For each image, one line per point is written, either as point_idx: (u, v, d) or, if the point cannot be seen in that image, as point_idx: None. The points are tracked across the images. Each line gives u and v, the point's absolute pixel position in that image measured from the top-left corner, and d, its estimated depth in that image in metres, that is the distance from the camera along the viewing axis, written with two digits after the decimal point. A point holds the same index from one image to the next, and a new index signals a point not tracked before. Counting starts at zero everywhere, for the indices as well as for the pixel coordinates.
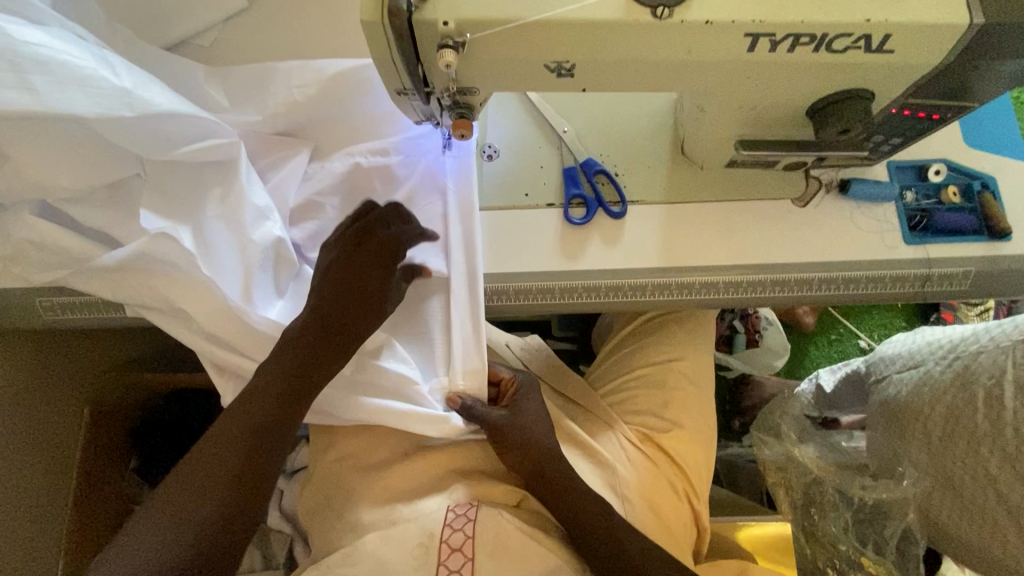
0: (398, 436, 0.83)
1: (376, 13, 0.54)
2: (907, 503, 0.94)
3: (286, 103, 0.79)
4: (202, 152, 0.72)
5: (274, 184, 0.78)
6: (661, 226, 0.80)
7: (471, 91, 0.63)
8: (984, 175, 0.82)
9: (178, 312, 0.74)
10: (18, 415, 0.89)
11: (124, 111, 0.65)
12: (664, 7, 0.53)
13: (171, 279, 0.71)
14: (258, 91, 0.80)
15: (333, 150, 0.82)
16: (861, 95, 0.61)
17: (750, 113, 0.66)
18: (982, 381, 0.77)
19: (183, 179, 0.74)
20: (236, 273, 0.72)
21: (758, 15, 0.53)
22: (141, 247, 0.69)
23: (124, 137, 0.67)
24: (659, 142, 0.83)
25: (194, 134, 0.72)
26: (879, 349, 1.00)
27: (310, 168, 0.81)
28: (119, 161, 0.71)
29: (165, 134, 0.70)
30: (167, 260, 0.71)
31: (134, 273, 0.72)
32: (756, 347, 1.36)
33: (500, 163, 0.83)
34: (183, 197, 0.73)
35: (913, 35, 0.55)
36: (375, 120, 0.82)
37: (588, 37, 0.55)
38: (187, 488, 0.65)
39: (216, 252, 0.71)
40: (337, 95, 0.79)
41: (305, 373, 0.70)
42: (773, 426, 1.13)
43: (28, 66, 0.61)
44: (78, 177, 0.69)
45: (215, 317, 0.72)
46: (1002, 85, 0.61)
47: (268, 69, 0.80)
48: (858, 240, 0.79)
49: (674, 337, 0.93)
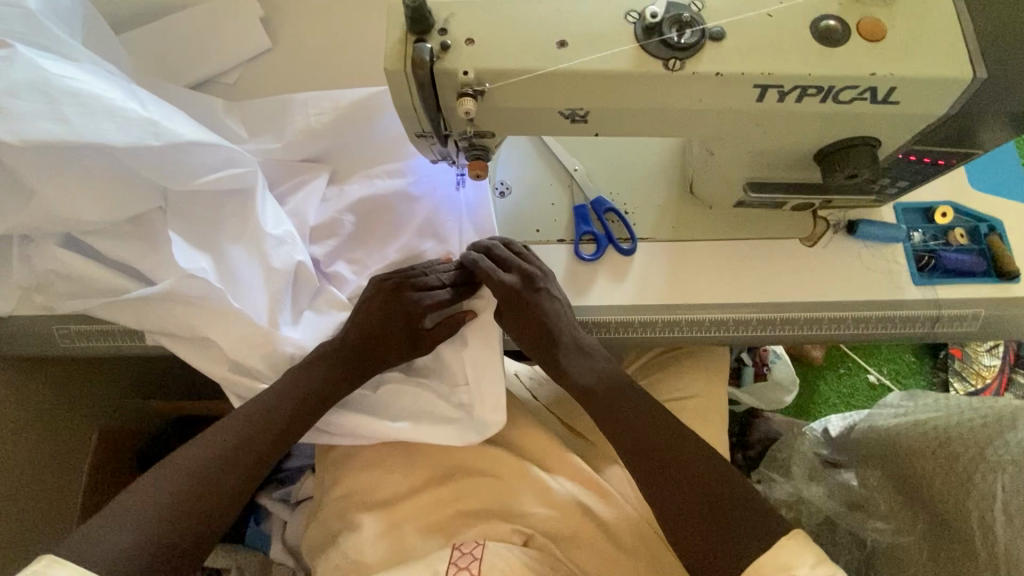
0: (409, 468, 0.83)
1: (399, 62, 0.56)
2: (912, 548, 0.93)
3: (305, 131, 0.81)
4: (222, 180, 0.73)
5: (294, 206, 0.80)
6: (671, 263, 0.81)
7: (487, 133, 0.64)
8: (991, 218, 0.83)
9: (200, 341, 0.75)
10: (25, 439, 0.89)
11: (149, 141, 0.67)
12: (676, 59, 0.56)
13: (193, 307, 0.73)
14: (278, 122, 0.83)
15: (350, 173, 0.84)
16: (867, 143, 0.63)
17: (759, 157, 0.68)
18: (997, 452, 0.83)
19: (206, 209, 0.76)
20: (263, 299, 0.74)
21: (765, 68, 0.55)
22: (169, 286, 0.71)
23: (148, 164, 0.69)
24: (668, 181, 0.85)
25: (214, 160, 0.73)
26: (871, 412, 1.06)
27: (328, 191, 0.83)
28: (144, 193, 0.73)
29: (186, 162, 0.71)
30: (187, 292, 0.72)
31: (158, 304, 0.73)
32: (766, 381, 1.34)
33: (512, 200, 0.85)
34: (210, 227, 0.76)
35: (917, 87, 0.57)
36: (389, 141, 0.84)
37: (602, 87, 0.57)
38: (189, 469, 0.68)
39: (245, 278, 0.74)
40: (353, 122, 0.82)
41: (318, 394, 0.74)
42: (784, 465, 1.12)
43: (63, 99, 0.64)
44: (103, 210, 0.71)
45: (236, 346, 0.74)
46: (1006, 135, 0.62)
47: (287, 100, 0.83)
48: (868, 279, 0.80)
49: (684, 374, 0.93)
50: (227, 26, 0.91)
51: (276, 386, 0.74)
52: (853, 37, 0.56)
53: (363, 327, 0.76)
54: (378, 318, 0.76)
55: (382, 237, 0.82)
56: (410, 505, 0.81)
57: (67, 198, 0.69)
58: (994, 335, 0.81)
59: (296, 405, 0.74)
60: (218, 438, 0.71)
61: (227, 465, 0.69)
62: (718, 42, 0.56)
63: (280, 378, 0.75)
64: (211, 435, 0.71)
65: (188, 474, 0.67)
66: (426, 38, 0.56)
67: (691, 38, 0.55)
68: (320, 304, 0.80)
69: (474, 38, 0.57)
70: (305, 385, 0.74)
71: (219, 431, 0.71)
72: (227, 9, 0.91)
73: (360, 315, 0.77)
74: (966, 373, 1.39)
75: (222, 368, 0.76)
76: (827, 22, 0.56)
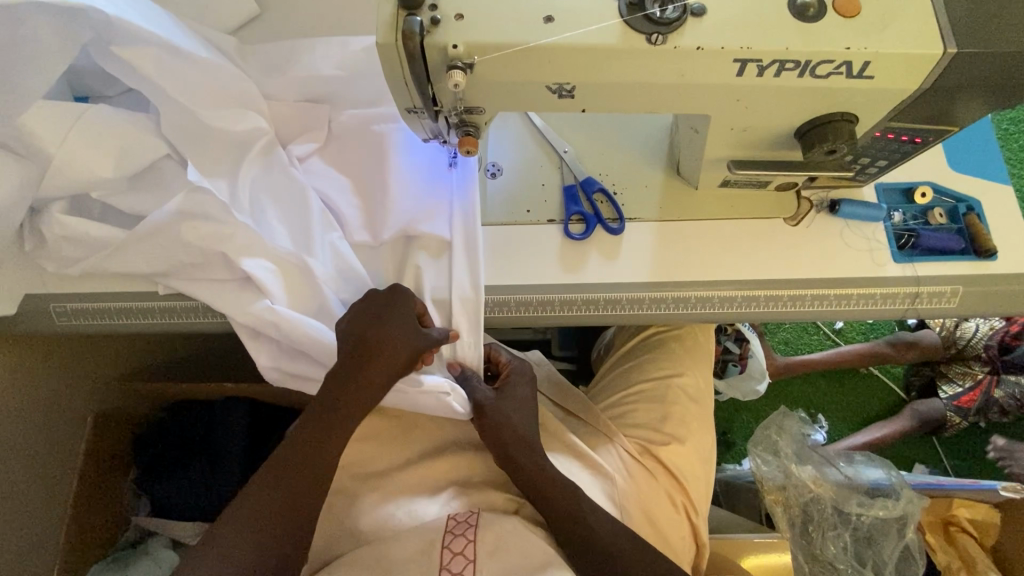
0: (403, 443, 0.86)
1: (391, 36, 0.58)
2: (905, 520, 1.01)
3: (308, 68, 0.87)
4: (239, 119, 0.83)
5: (308, 162, 0.87)
6: (657, 242, 0.83)
7: (476, 110, 0.66)
8: (970, 199, 0.85)
9: (217, 259, 0.79)
10: (43, 391, 0.94)
11: (180, 59, 0.78)
12: (658, 33, 0.57)
13: (198, 227, 0.78)
14: (281, 67, 0.89)
15: (347, 117, 0.88)
16: (843, 118, 0.65)
17: (741, 135, 0.70)
18: None
19: (218, 149, 0.83)
20: (285, 235, 0.81)
21: (744, 42, 0.57)
22: (182, 203, 0.78)
23: (177, 78, 0.79)
24: (656, 163, 0.87)
25: (227, 95, 0.83)
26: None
27: (329, 135, 0.88)
28: (154, 137, 0.80)
29: (206, 87, 0.81)
30: (201, 211, 0.78)
31: (166, 240, 0.78)
32: (739, 375, 1.31)
33: (504, 180, 0.87)
34: (222, 163, 0.82)
35: (890, 62, 0.59)
36: (372, 110, 0.88)
37: (588, 60, 0.59)
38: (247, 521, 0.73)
39: (260, 221, 0.81)
40: (359, 65, 0.87)
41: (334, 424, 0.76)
42: (770, 443, 1.11)
43: (111, 38, 0.75)
44: (118, 161, 0.78)
45: (250, 311, 0.78)
46: (978, 111, 0.65)
47: (294, 44, 0.89)
48: (849, 256, 0.82)
49: (673, 354, 0.95)
50: (223, 12, 0.93)
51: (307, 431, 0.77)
52: (828, 14, 0.58)
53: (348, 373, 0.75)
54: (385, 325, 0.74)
55: (371, 202, 0.85)
56: (401, 477, 0.83)
57: (86, 152, 0.76)
58: (975, 312, 0.83)
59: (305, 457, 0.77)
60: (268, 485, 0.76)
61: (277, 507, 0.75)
62: (699, 17, 0.58)
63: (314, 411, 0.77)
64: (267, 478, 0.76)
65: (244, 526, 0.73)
66: (417, 12, 0.58)
67: (673, 13, 0.57)
68: (325, 255, 0.80)
69: (463, 13, 0.58)
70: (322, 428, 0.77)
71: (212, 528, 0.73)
72: None
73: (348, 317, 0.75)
74: (949, 372, 1.39)
75: (231, 313, 0.78)
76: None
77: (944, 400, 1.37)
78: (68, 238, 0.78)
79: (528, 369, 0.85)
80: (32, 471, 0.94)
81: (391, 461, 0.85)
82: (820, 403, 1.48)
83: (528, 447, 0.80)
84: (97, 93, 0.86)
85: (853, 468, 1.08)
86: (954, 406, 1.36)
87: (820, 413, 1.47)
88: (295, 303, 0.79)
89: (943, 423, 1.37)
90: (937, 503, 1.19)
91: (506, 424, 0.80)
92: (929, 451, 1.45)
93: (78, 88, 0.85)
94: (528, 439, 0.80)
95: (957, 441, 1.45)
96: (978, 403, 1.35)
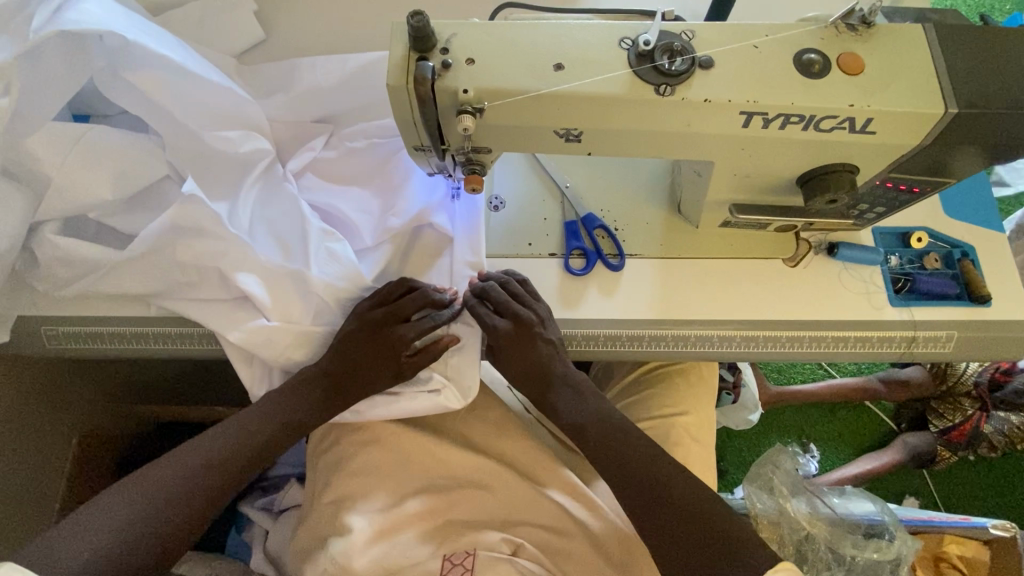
0: (399, 476, 0.85)
1: (402, 78, 0.58)
2: (899, 563, 1.01)
3: (313, 95, 0.88)
4: (243, 140, 0.82)
5: (304, 177, 0.86)
6: (658, 280, 0.83)
7: (484, 149, 0.66)
8: (965, 244, 0.86)
9: (212, 275, 0.78)
10: (30, 412, 0.92)
11: (189, 82, 0.78)
12: (667, 85, 0.58)
13: (190, 245, 0.76)
14: (284, 91, 0.89)
15: (349, 133, 0.88)
16: (845, 169, 0.66)
17: (743, 181, 0.71)
18: None
19: (223, 171, 0.82)
20: (277, 247, 0.80)
21: (751, 96, 0.58)
22: (173, 216, 0.74)
23: (184, 101, 0.78)
24: (658, 200, 0.88)
25: (231, 116, 0.82)
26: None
27: (328, 148, 0.88)
28: (157, 159, 0.80)
29: (212, 107, 0.80)
30: (193, 226, 0.75)
31: (162, 261, 0.77)
32: (732, 404, 1.31)
33: (506, 213, 0.87)
34: (225, 184, 0.82)
35: (894, 120, 0.60)
36: (375, 130, 0.88)
37: (596, 108, 0.60)
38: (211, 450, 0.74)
39: (254, 233, 0.80)
40: (359, 82, 0.87)
41: (318, 399, 0.79)
42: (765, 478, 1.12)
43: (123, 62, 0.75)
44: (117, 182, 0.78)
45: (246, 329, 0.77)
46: (975, 166, 0.66)
47: (296, 66, 0.89)
48: (848, 299, 0.83)
49: (674, 390, 0.95)
50: (228, 36, 0.93)
51: (290, 386, 0.79)
52: (833, 71, 0.59)
53: (343, 359, 0.78)
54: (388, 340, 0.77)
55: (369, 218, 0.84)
56: (397, 511, 0.82)
57: (85, 174, 0.76)
58: (970, 356, 0.84)
59: (283, 408, 0.78)
60: (237, 426, 0.77)
61: (243, 446, 0.75)
62: (707, 70, 0.59)
63: (298, 388, 0.79)
64: (239, 418, 0.77)
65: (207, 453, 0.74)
66: (428, 56, 0.59)
67: (682, 65, 0.58)
68: (324, 266, 0.78)
69: (474, 59, 0.59)
70: (305, 399, 0.78)
71: (177, 454, 0.73)
72: (227, 20, 0.94)
73: (355, 320, 0.79)
74: (938, 408, 1.39)
75: (227, 334, 0.77)
76: (808, 56, 0.59)
77: (933, 434, 1.39)
78: (60, 262, 0.77)
79: (505, 304, 0.79)
80: (14, 497, 0.91)
81: (387, 494, 0.84)
82: (813, 434, 1.48)
83: (541, 393, 0.81)
84: (98, 112, 0.85)
85: (842, 502, 1.09)
86: (943, 440, 1.38)
87: (812, 443, 1.47)
88: (290, 316, 0.79)
89: (936, 457, 1.39)
90: (929, 539, 1.19)
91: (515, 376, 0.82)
92: (918, 484, 1.45)
93: (79, 107, 0.84)
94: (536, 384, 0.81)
95: (947, 475, 1.46)
96: (969, 437, 1.35)
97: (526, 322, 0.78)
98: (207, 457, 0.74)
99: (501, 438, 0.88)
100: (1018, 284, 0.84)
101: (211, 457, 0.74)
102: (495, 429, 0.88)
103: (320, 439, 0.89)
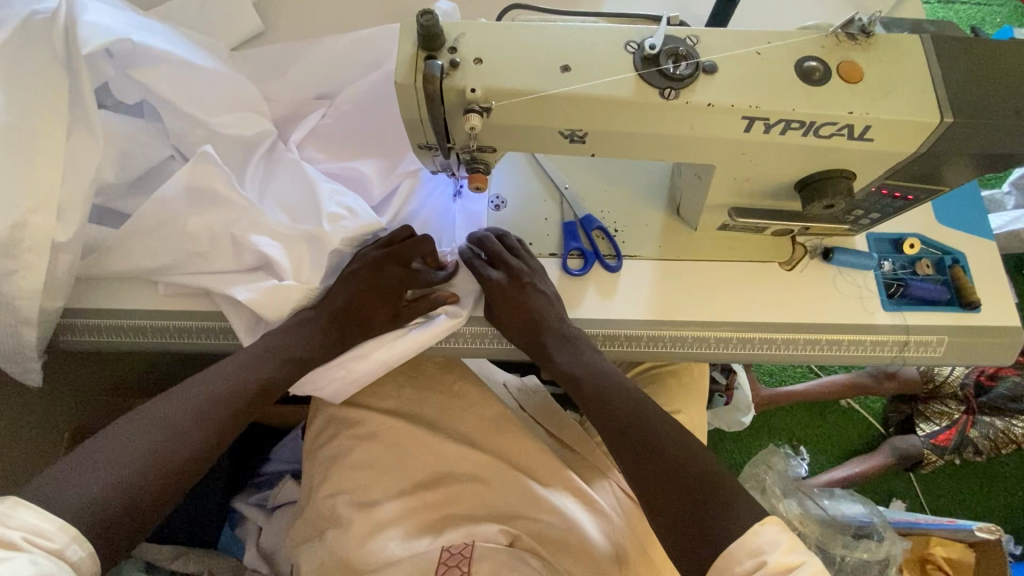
0: (397, 469, 0.85)
1: (411, 76, 0.59)
2: (888, 563, 1.02)
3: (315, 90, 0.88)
4: (246, 121, 0.82)
5: (306, 147, 0.86)
6: (656, 280, 0.84)
7: (488, 148, 0.67)
8: (955, 251, 0.88)
9: (224, 244, 0.77)
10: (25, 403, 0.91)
11: (192, 70, 0.79)
12: (671, 88, 0.59)
13: (197, 220, 0.76)
14: (286, 84, 0.89)
15: (345, 97, 0.86)
16: (842, 175, 0.67)
17: (743, 185, 0.72)
18: None
19: (228, 152, 0.82)
20: (286, 212, 0.80)
21: (754, 102, 0.60)
22: (185, 183, 0.75)
23: (189, 87, 0.79)
24: (658, 202, 0.89)
25: (233, 98, 0.82)
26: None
27: (328, 116, 0.87)
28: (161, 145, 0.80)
29: (215, 92, 0.81)
30: (206, 188, 0.76)
31: (167, 242, 0.77)
32: (725, 406, 1.33)
33: (507, 212, 0.88)
34: (231, 161, 0.83)
35: (891, 127, 0.61)
36: (373, 91, 0.87)
37: (601, 109, 0.60)
38: (211, 390, 0.72)
39: (262, 200, 0.81)
40: (359, 56, 0.88)
41: (321, 338, 0.78)
42: (759, 478, 1.15)
43: (129, 61, 0.76)
44: (120, 166, 0.78)
45: (254, 289, 0.76)
46: (969, 175, 0.67)
47: (298, 61, 0.89)
48: (843, 302, 0.84)
49: (669, 390, 0.96)
50: (229, 30, 0.93)
51: (290, 326, 0.78)
52: (833, 79, 0.61)
53: (343, 296, 0.78)
54: (388, 281, 0.79)
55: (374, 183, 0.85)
56: (395, 504, 0.83)
57: None
58: (960, 361, 0.86)
59: (284, 346, 0.76)
60: (237, 365, 0.74)
61: (245, 383, 0.73)
62: (711, 75, 0.60)
63: (300, 330, 0.77)
64: (238, 357, 0.75)
65: (207, 392, 0.71)
66: (437, 55, 0.59)
67: (686, 70, 0.59)
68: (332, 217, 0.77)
69: (482, 58, 0.60)
70: (308, 337, 0.77)
71: (176, 394, 0.71)
72: (229, 15, 0.93)
73: (360, 262, 0.80)
74: (926, 411, 1.41)
75: (237, 294, 0.75)
76: (809, 64, 0.61)
77: (921, 437, 1.40)
78: None
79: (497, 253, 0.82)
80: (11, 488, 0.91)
81: (384, 488, 0.84)
82: (805, 437, 1.50)
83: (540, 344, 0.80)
84: None
85: (832, 504, 1.11)
86: (931, 444, 1.39)
87: (802, 446, 1.49)
88: (304, 277, 0.78)
89: (920, 461, 1.40)
90: (916, 541, 1.20)
91: (512, 330, 0.81)
92: (905, 488, 1.47)
93: None
94: (533, 334, 0.80)
95: (933, 478, 1.48)
96: (955, 441, 1.39)
97: (517, 271, 0.81)
98: (208, 395, 0.71)
99: (496, 437, 0.88)
100: (1007, 290, 0.86)
101: (214, 395, 0.71)
102: (493, 425, 0.89)
103: (319, 434, 0.90)
